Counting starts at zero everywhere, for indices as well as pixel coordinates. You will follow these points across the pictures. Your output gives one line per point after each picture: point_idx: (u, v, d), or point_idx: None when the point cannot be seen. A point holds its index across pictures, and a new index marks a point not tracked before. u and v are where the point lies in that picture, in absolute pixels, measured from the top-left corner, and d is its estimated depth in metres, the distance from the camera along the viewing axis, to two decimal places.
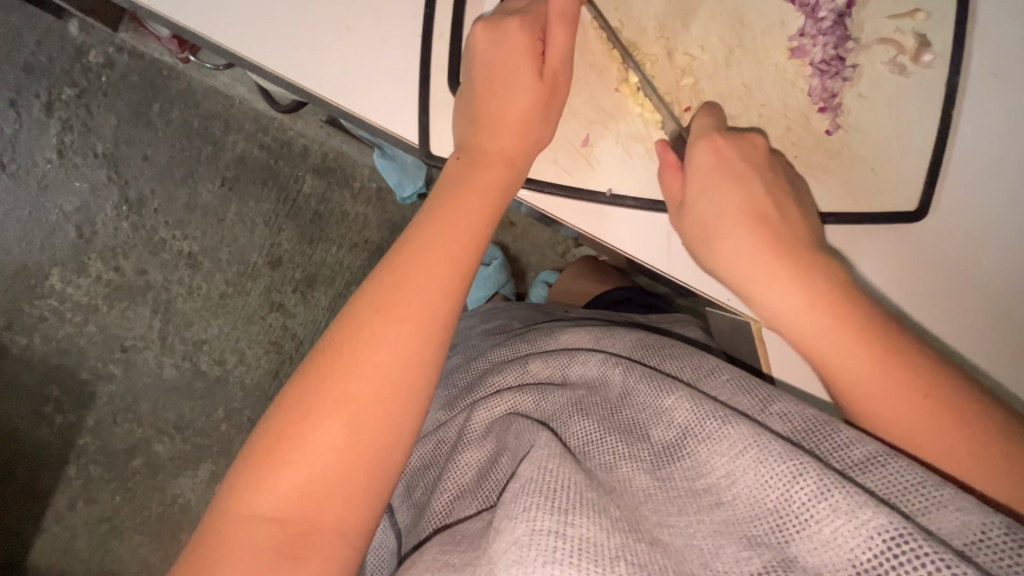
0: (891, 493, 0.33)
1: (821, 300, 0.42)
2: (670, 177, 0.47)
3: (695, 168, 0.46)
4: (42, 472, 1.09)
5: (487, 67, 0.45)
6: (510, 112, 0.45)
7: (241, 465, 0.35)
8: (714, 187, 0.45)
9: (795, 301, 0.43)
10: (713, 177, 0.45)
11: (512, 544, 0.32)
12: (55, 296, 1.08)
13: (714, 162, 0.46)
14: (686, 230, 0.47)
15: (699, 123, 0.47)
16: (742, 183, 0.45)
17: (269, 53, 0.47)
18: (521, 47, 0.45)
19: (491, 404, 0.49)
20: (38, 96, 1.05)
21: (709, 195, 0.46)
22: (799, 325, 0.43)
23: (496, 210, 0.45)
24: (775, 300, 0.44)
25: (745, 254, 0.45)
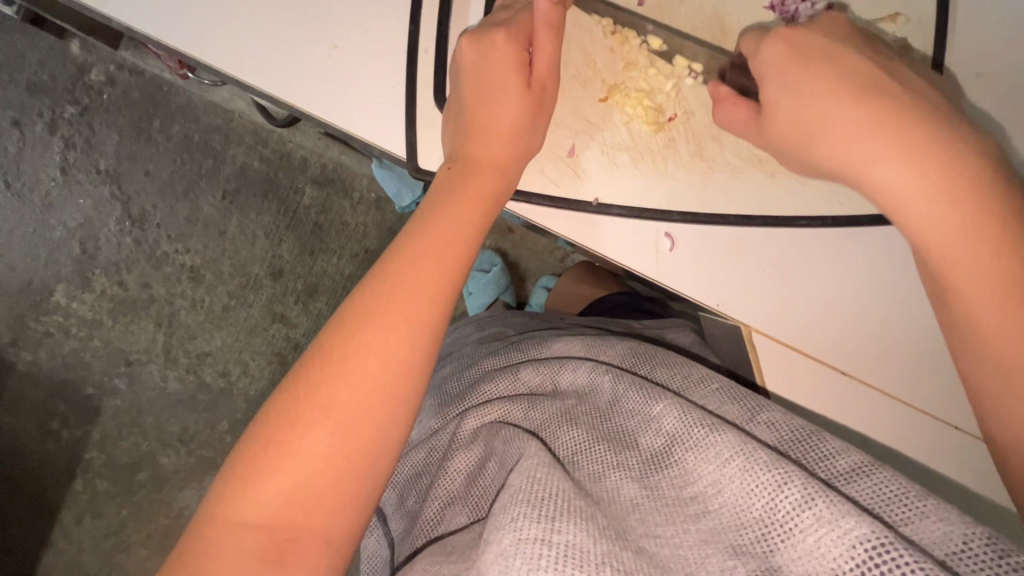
0: (875, 502, 0.34)
1: (941, 179, 0.39)
2: (730, 105, 0.46)
3: (773, 65, 0.44)
4: (49, 487, 1.10)
5: (474, 80, 0.46)
6: (499, 122, 0.46)
7: (228, 474, 0.36)
8: (800, 77, 0.43)
9: (911, 168, 0.40)
10: (796, 70, 0.43)
11: (498, 554, 0.32)
12: (60, 311, 1.10)
13: (793, 53, 0.44)
14: (778, 134, 0.44)
15: (746, 49, 0.47)
16: (831, 64, 0.43)
17: (258, 73, 0.48)
18: (508, 57, 0.45)
19: (481, 412, 0.50)
20: (41, 114, 1.07)
21: (794, 88, 0.43)
22: (917, 194, 0.40)
23: (487, 217, 0.45)
24: (890, 174, 0.40)
25: (851, 136, 0.41)
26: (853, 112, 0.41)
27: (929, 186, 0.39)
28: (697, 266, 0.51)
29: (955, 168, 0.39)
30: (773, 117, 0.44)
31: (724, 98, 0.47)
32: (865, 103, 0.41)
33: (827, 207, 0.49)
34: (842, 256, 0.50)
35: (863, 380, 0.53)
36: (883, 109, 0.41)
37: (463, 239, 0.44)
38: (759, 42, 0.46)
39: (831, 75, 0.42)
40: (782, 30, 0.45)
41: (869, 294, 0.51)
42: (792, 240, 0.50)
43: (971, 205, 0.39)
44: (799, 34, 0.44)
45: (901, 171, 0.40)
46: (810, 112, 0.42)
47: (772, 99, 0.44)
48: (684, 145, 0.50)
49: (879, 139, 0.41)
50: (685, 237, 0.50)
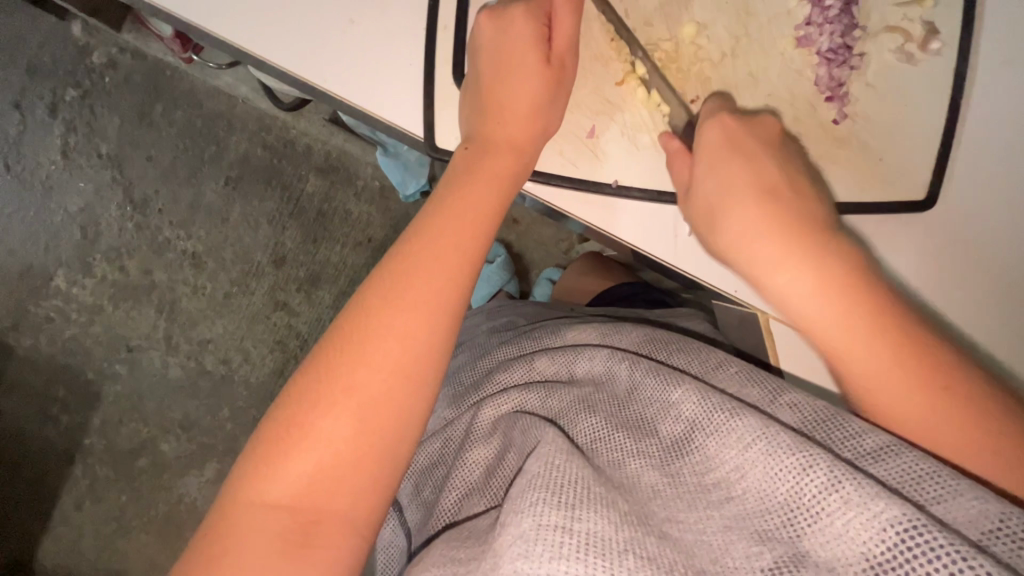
0: (904, 484, 0.33)
1: (834, 282, 0.41)
2: (681, 162, 0.47)
3: (705, 149, 0.46)
4: (49, 472, 1.09)
5: (495, 57, 0.45)
6: (518, 98, 0.45)
7: (249, 457, 0.35)
8: (722, 165, 0.45)
9: (805, 277, 0.42)
10: (720, 158, 0.45)
11: (517, 538, 0.32)
12: (61, 296, 1.09)
13: (726, 142, 0.45)
14: (697, 217, 0.46)
15: (703, 110, 0.48)
16: (750, 162, 0.45)
17: (273, 48, 0.47)
18: (526, 35, 0.45)
19: (497, 401, 0.49)
20: (42, 98, 1.05)
21: (712, 176, 0.45)
22: (807, 301, 0.42)
23: (505, 196, 0.44)
24: (786, 280, 0.43)
25: (757, 233, 0.44)
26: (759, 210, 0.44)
27: (822, 291, 0.42)
28: None
29: (845, 274, 0.42)
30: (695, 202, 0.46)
31: (676, 153, 0.47)
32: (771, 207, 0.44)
33: (848, 194, 0.49)
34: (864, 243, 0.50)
35: None
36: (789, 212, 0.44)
37: (480, 218, 0.43)
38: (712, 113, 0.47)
39: (748, 171, 0.45)
40: (721, 113, 0.46)
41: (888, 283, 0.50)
42: None
43: (867, 321, 0.40)
44: (733, 120, 0.46)
45: (796, 276, 0.42)
46: (721, 206, 0.45)
47: (698, 177, 0.46)
48: None
49: (777, 242, 0.43)
50: None
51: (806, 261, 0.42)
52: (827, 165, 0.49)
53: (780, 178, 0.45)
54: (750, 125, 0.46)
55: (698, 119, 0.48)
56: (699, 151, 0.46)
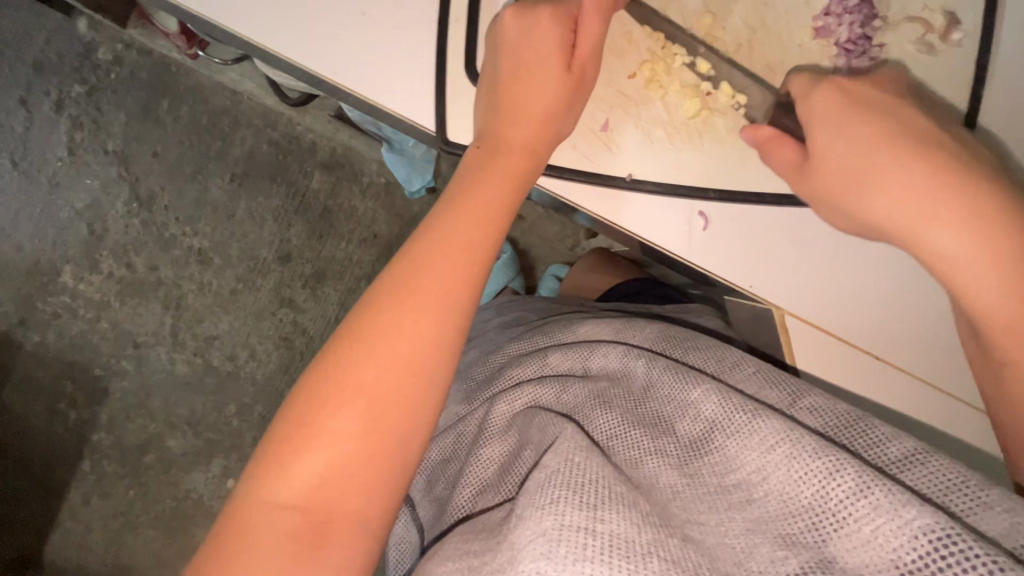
0: (933, 492, 0.32)
1: (999, 239, 0.38)
2: (777, 147, 0.45)
3: (824, 110, 0.43)
4: (56, 468, 1.10)
5: (513, 55, 0.44)
6: (533, 101, 0.44)
7: (263, 454, 0.35)
8: (852, 123, 0.42)
9: (967, 237, 0.39)
10: (845, 118, 0.42)
11: (538, 535, 0.31)
12: (68, 292, 1.09)
13: (847, 105, 0.43)
14: (824, 181, 0.43)
15: (796, 85, 0.45)
16: (880, 117, 0.42)
17: (282, 40, 0.46)
18: (550, 37, 0.44)
19: (510, 397, 0.49)
20: (48, 93, 1.05)
21: (843, 134, 0.42)
22: (970, 261, 0.39)
23: (518, 196, 0.44)
24: (945, 238, 0.39)
25: (904, 191, 0.40)
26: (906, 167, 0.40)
27: (982, 250, 0.38)
28: (732, 246, 0.50)
29: (1004, 227, 0.38)
30: (822, 165, 0.43)
31: (768, 141, 0.45)
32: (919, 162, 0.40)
33: None
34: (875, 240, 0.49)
35: (899, 365, 0.52)
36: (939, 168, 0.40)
37: (496, 216, 0.42)
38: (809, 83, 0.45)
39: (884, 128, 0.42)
40: (832, 77, 0.44)
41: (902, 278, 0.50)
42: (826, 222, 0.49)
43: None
44: (846, 82, 0.44)
45: (961, 236, 0.39)
46: (854, 164, 0.42)
47: (820, 142, 0.43)
48: (722, 123, 0.48)
49: (934, 196, 0.39)
50: (720, 217, 0.49)
51: (958, 214, 0.39)
52: None
53: (920, 131, 0.42)
54: (860, 82, 0.44)
55: (794, 95, 0.46)
56: (816, 113, 0.43)
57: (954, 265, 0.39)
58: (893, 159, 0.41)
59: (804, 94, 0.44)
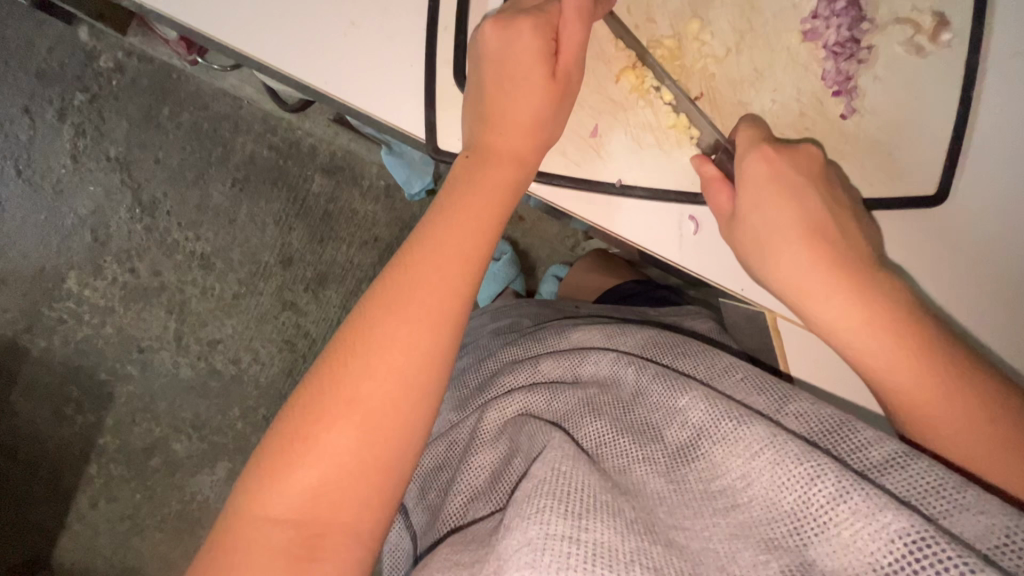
0: (912, 493, 0.33)
1: (874, 317, 0.42)
2: (718, 188, 0.46)
3: (748, 182, 0.45)
4: (64, 472, 1.11)
5: (499, 68, 0.44)
6: (520, 116, 0.44)
7: (255, 469, 0.35)
8: (766, 197, 0.45)
9: (847, 312, 0.43)
10: (763, 189, 0.45)
11: (523, 545, 0.32)
12: (73, 298, 1.10)
13: (768, 174, 0.45)
14: (739, 245, 0.47)
15: (739, 139, 0.46)
16: (796, 189, 0.45)
17: (274, 52, 0.47)
18: (532, 48, 0.44)
19: (502, 404, 0.49)
20: (51, 101, 1.06)
21: (759, 206, 0.45)
22: (855, 333, 0.43)
23: (507, 206, 0.44)
24: (827, 312, 0.43)
25: (796, 270, 0.44)
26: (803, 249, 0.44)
27: (867, 324, 0.42)
28: (721, 251, 0.50)
29: (880, 306, 0.42)
30: (740, 233, 0.46)
31: (712, 181, 0.46)
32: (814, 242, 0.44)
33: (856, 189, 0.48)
34: None
35: None
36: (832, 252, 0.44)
37: (485, 226, 0.42)
38: (749, 144, 0.46)
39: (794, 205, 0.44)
40: (763, 142, 0.45)
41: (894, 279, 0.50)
42: None
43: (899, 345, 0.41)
44: (776, 151, 0.45)
45: (840, 312, 0.43)
46: (764, 237, 0.45)
47: (742, 211, 0.45)
48: (711, 128, 0.49)
49: (816, 275, 0.44)
50: (709, 222, 0.49)
51: (837, 289, 0.43)
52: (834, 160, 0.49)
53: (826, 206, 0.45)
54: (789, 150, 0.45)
55: (737, 144, 0.47)
56: (740, 185, 0.45)
57: (840, 335, 0.44)
58: (795, 236, 0.44)
59: (738, 158, 0.46)
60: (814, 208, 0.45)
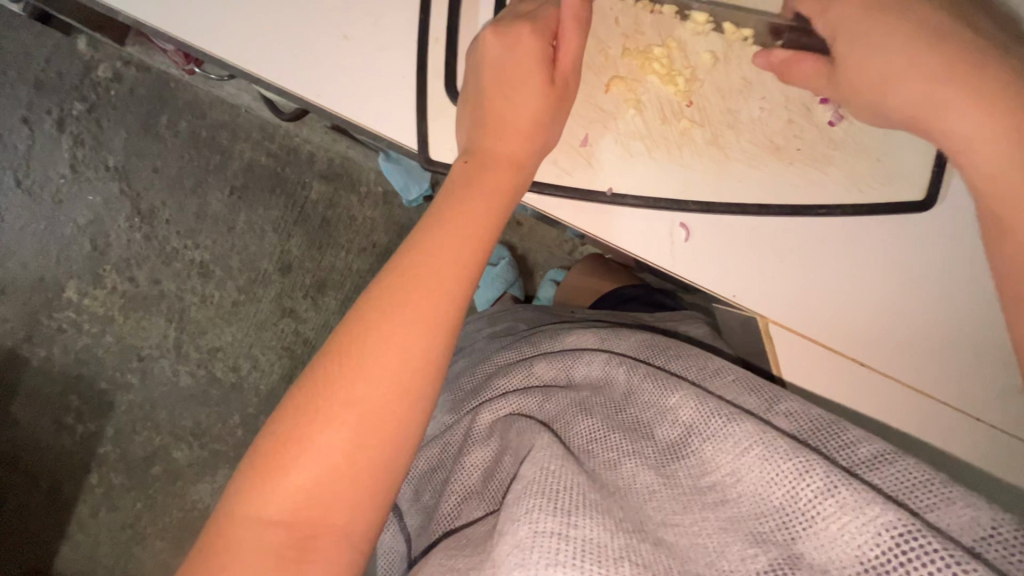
0: (899, 491, 0.34)
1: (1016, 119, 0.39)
2: (796, 62, 0.46)
3: (844, 20, 0.43)
4: (65, 482, 1.11)
5: (498, 73, 0.44)
6: (518, 116, 0.44)
7: (246, 472, 0.36)
8: (872, 29, 0.42)
9: (984, 118, 0.39)
10: (866, 24, 0.43)
11: (513, 547, 0.32)
12: (72, 307, 1.10)
13: (867, 6, 0.43)
14: (847, 87, 0.44)
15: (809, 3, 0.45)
16: (901, 17, 0.42)
17: (267, 66, 0.47)
18: (531, 52, 0.44)
19: (494, 406, 0.50)
20: (50, 112, 1.07)
21: (864, 38, 0.43)
22: (986, 149, 0.40)
23: (503, 209, 0.44)
24: (960, 122, 0.40)
25: (924, 85, 0.41)
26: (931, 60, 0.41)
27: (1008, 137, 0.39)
28: (713, 256, 0.50)
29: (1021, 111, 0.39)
30: (845, 74, 0.44)
31: (783, 62, 0.46)
32: (939, 59, 0.41)
33: (843, 196, 0.49)
34: (861, 243, 0.50)
35: (882, 370, 0.53)
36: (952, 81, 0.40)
37: (477, 231, 0.42)
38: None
39: (903, 29, 0.42)
40: None
41: (883, 282, 0.51)
42: (807, 230, 0.50)
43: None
44: None
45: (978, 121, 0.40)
46: (879, 68, 0.42)
47: (844, 57, 0.43)
48: (701, 135, 0.49)
49: (949, 86, 0.40)
50: (700, 226, 0.50)
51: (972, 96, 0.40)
52: (821, 167, 0.50)
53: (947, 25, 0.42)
54: None
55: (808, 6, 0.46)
56: (836, 24, 0.44)
57: (971, 146, 0.40)
58: (919, 58, 0.41)
59: (821, 8, 0.45)
60: (930, 20, 0.42)
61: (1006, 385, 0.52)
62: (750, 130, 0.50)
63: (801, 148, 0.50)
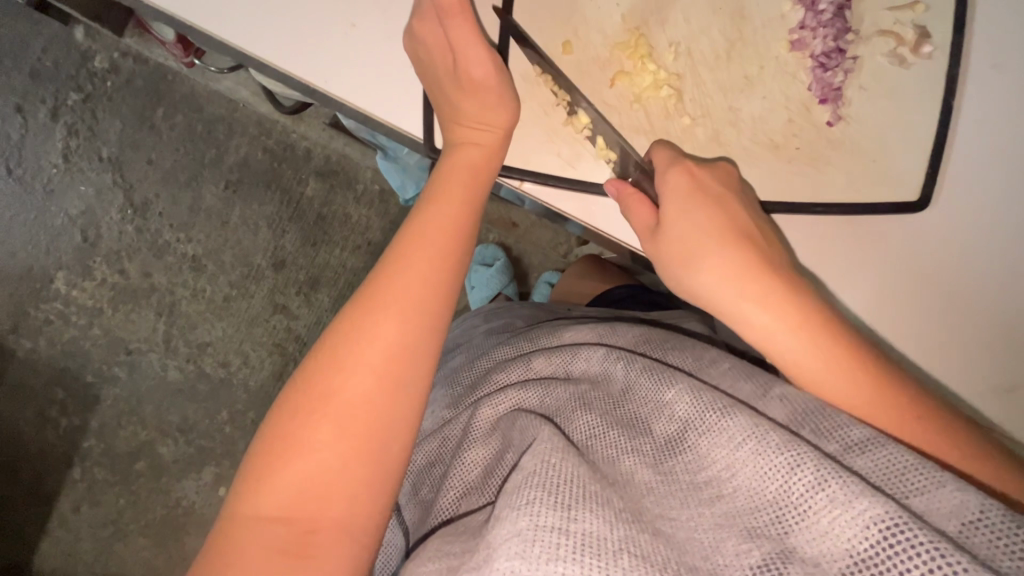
0: (888, 477, 0.34)
1: (806, 326, 0.42)
2: (636, 204, 0.48)
3: (669, 193, 0.47)
4: (47, 476, 1.09)
5: (427, 77, 0.47)
6: (469, 110, 0.46)
7: (247, 471, 0.35)
8: (695, 210, 0.46)
9: (779, 326, 0.43)
10: (688, 201, 0.46)
11: (513, 534, 0.32)
12: (61, 299, 1.09)
13: (688, 185, 0.46)
14: (668, 257, 0.47)
15: (654, 156, 0.48)
16: (713, 203, 0.46)
17: (273, 52, 0.47)
18: (441, 45, 0.46)
19: (494, 401, 0.50)
20: (44, 101, 1.06)
21: (683, 218, 0.46)
22: (784, 354, 0.43)
23: (478, 198, 0.45)
24: (761, 326, 0.43)
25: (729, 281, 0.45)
26: (726, 259, 0.45)
27: (816, 352, 0.42)
28: None
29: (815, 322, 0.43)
30: (669, 240, 0.47)
31: (630, 195, 0.48)
32: (744, 259, 0.45)
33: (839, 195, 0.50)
34: (860, 238, 0.51)
35: None
36: (753, 263, 0.45)
37: (456, 207, 0.44)
38: (668, 156, 0.48)
39: (714, 221, 0.46)
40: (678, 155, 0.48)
41: (881, 279, 0.52)
42: (805, 227, 0.51)
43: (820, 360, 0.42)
44: (695, 166, 0.47)
45: (771, 326, 0.43)
46: (694, 249, 0.46)
47: (667, 220, 0.47)
48: (702, 132, 0.50)
49: (751, 287, 0.44)
50: None
51: (769, 306, 0.43)
52: (819, 166, 0.51)
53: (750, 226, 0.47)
54: (706, 168, 0.48)
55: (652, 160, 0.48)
56: (660, 195, 0.47)
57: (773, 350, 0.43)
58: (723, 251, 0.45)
59: (659, 167, 0.47)
60: (737, 216, 0.46)
61: (997, 383, 0.52)
62: (750, 127, 0.50)
63: (799, 148, 0.51)
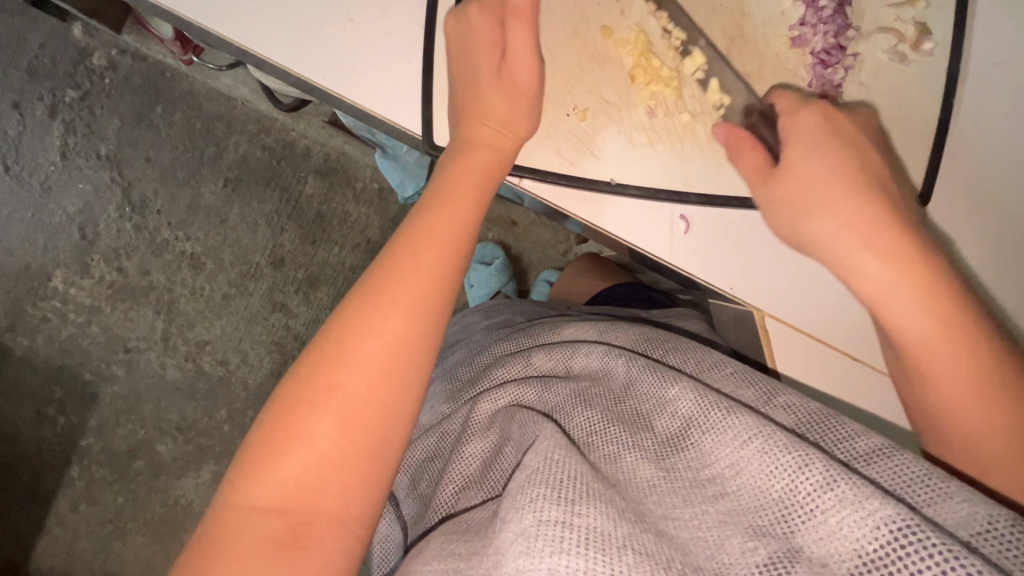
0: (896, 484, 0.34)
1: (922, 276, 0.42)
2: (747, 150, 0.47)
3: (797, 137, 0.46)
4: (44, 474, 1.09)
5: (464, 67, 0.47)
6: (497, 109, 0.46)
7: (242, 460, 0.35)
8: (819, 154, 0.45)
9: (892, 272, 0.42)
10: (816, 146, 0.45)
11: (519, 535, 0.32)
12: (59, 297, 1.08)
13: (823, 130, 0.46)
14: (777, 199, 0.46)
15: (779, 104, 0.48)
16: (842, 150, 0.45)
17: (272, 49, 0.47)
18: (487, 40, 0.46)
19: (494, 395, 0.50)
20: (41, 98, 1.05)
21: (813, 160, 0.45)
22: (894, 303, 0.42)
23: (484, 201, 0.45)
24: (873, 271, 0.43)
25: (851, 225, 0.44)
26: (856, 205, 0.44)
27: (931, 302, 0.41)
28: (711, 250, 0.51)
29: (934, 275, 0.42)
30: (783, 182, 0.46)
31: (739, 143, 0.48)
32: (867, 204, 0.44)
33: None
34: None
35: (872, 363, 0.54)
36: (871, 211, 0.44)
37: (464, 209, 0.44)
38: (796, 103, 0.47)
39: (834, 168, 0.45)
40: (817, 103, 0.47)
41: None
42: None
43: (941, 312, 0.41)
44: (830, 111, 0.47)
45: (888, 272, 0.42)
46: (812, 190, 0.45)
47: (787, 163, 0.46)
48: (703, 129, 0.50)
49: (873, 232, 0.43)
50: (700, 220, 0.51)
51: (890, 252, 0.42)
52: None
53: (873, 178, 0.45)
54: (840, 117, 0.47)
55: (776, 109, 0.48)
56: (787, 139, 0.46)
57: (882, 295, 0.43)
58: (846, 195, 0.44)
59: (790, 111, 0.47)
60: (863, 167, 0.45)
61: None
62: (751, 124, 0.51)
63: None
